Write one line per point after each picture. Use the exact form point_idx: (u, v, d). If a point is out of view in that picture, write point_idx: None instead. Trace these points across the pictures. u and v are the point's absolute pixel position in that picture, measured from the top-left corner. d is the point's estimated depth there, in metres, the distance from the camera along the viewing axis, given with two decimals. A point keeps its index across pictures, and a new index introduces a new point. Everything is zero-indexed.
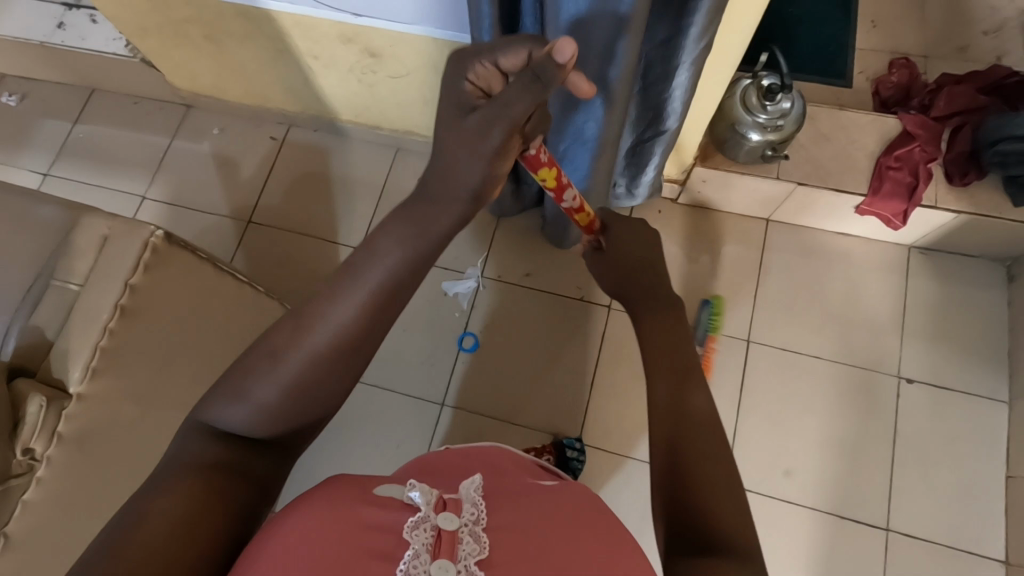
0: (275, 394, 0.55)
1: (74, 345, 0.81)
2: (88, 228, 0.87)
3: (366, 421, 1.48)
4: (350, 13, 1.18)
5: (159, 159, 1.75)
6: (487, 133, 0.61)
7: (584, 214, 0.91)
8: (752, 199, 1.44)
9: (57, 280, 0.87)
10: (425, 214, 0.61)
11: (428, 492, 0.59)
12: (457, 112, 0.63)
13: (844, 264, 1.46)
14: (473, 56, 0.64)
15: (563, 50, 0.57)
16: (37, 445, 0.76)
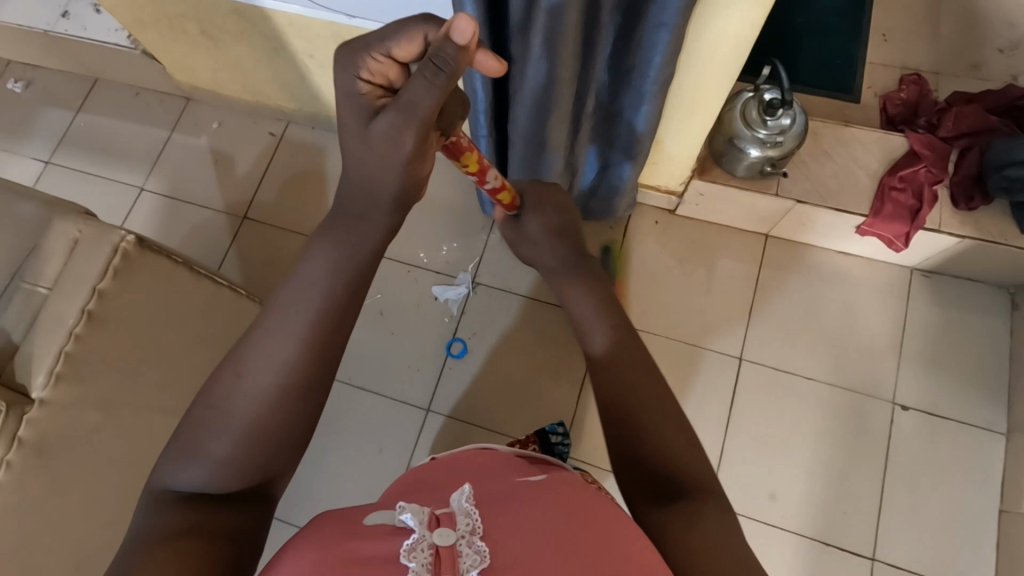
0: (227, 440, 0.57)
1: (40, 349, 0.79)
2: (59, 230, 0.85)
3: (352, 424, 1.47)
4: (344, 14, 1.16)
5: (158, 151, 1.75)
6: (399, 140, 0.64)
7: (506, 193, 0.91)
8: (751, 214, 1.41)
9: (26, 283, 0.86)
10: (356, 230, 0.66)
11: (419, 510, 0.56)
12: (361, 116, 0.65)
13: (842, 285, 1.43)
14: (363, 50, 0.64)
15: (460, 28, 0.59)
16: None
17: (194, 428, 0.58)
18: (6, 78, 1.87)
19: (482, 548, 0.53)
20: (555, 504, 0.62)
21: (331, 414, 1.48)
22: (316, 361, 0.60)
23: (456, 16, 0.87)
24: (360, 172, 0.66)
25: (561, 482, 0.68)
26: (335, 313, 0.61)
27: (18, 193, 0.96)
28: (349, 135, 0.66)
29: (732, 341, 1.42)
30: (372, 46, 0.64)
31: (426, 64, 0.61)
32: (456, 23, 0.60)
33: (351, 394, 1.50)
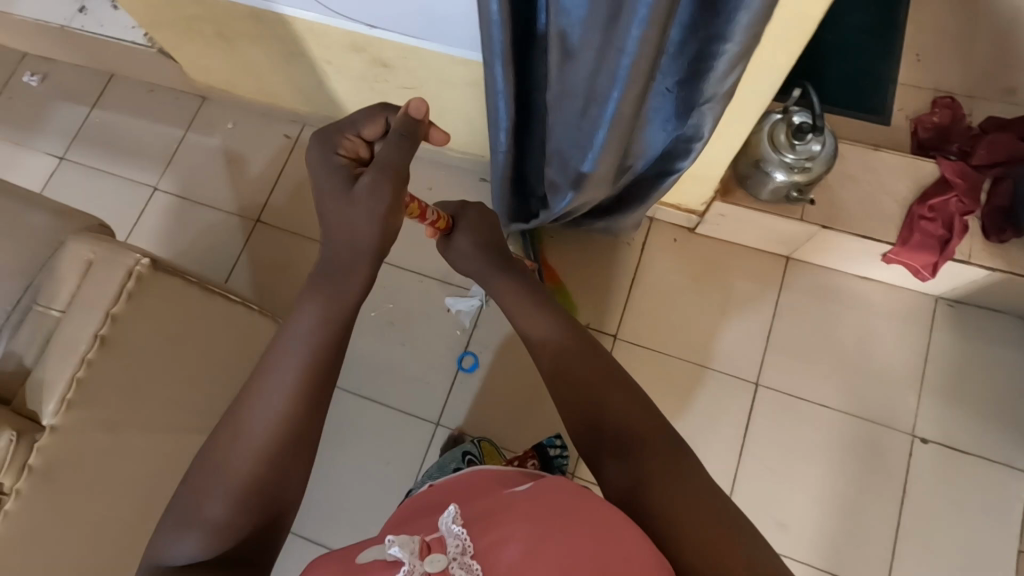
0: (222, 507, 0.62)
1: (51, 376, 0.82)
2: (73, 250, 0.86)
3: (359, 436, 1.46)
4: (365, 25, 1.14)
5: (172, 150, 1.72)
6: (381, 195, 0.73)
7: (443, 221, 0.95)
8: (772, 237, 1.38)
9: (38, 306, 0.86)
10: (338, 281, 0.72)
11: (407, 541, 0.57)
12: (340, 177, 0.75)
13: (864, 312, 1.39)
14: (337, 133, 0.78)
15: (416, 106, 0.77)
16: (5, 478, 0.76)
17: (192, 501, 0.62)
18: (22, 71, 1.86)
19: (474, 566, 0.56)
20: (536, 517, 0.61)
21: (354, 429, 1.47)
22: (306, 415, 0.66)
23: (483, 36, 0.83)
24: (341, 228, 0.73)
25: (546, 489, 0.66)
26: (315, 370, 0.67)
27: (32, 203, 0.94)
28: (332, 201, 0.74)
29: (749, 366, 1.38)
30: (344, 129, 0.79)
31: (393, 133, 0.76)
32: (412, 105, 0.78)
33: (358, 404, 1.48)
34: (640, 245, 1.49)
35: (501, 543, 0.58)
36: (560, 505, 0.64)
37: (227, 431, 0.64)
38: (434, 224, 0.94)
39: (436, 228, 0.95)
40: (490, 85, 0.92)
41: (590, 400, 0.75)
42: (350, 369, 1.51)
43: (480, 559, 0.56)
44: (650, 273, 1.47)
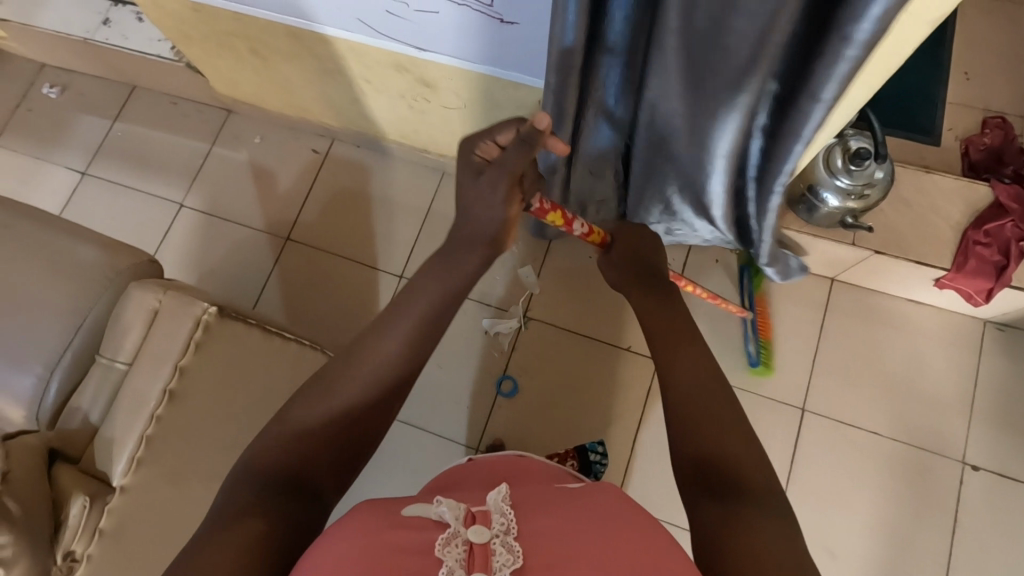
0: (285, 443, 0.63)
1: (120, 433, 0.83)
2: (137, 299, 0.87)
3: (394, 460, 1.43)
4: (414, 48, 1.10)
5: (198, 166, 1.69)
6: (496, 189, 0.80)
7: (596, 236, 0.99)
8: (820, 259, 1.35)
9: (102, 357, 0.87)
10: (456, 260, 0.81)
11: (455, 507, 0.58)
12: (472, 177, 0.83)
13: (909, 336, 1.37)
14: (480, 136, 0.82)
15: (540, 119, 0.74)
16: (77, 546, 0.77)
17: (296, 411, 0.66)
18: (41, 81, 1.82)
19: (515, 546, 0.54)
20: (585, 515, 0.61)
21: (386, 452, 1.43)
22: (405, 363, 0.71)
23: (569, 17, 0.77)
24: (475, 212, 0.82)
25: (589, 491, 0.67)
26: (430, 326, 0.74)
27: (79, 237, 0.92)
28: (467, 192, 0.83)
29: (796, 391, 1.36)
30: (491, 131, 0.82)
31: (517, 141, 0.78)
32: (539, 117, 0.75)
33: (395, 427, 1.46)
34: (681, 265, 1.46)
35: (547, 530, 0.57)
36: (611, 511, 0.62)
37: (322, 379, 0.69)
38: (588, 237, 0.99)
39: (590, 241, 1.00)
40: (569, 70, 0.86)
41: (707, 426, 0.67)
42: None
43: (524, 541, 0.55)
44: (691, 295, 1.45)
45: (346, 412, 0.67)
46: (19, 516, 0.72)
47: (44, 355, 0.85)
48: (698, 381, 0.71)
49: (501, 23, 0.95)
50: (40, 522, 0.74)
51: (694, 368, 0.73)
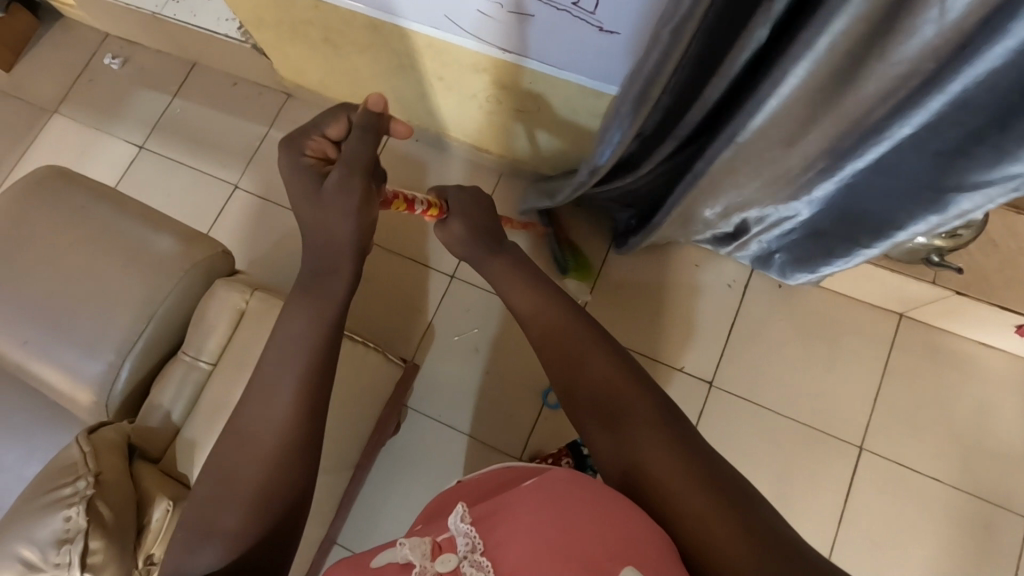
0: (237, 514, 0.64)
1: (201, 436, 0.81)
2: (222, 297, 0.86)
3: (433, 464, 1.40)
4: (499, 49, 1.07)
5: (254, 149, 1.67)
6: (350, 190, 0.73)
7: (433, 208, 0.95)
8: (892, 294, 1.30)
9: (186, 354, 0.85)
10: (322, 287, 0.75)
11: (418, 543, 0.55)
12: (312, 181, 0.75)
13: (981, 381, 1.31)
14: (302, 135, 0.77)
15: (375, 101, 0.73)
16: (157, 549, 0.73)
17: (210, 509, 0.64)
18: (104, 51, 1.81)
19: (485, 563, 0.51)
20: (560, 494, 0.56)
21: (427, 455, 1.41)
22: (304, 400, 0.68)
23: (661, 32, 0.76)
24: (318, 233, 0.76)
25: (557, 479, 0.58)
26: (318, 358, 0.70)
27: (157, 225, 0.91)
28: (301, 205, 0.76)
29: (854, 429, 1.31)
30: (310, 129, 0.77)
31: (359, 131, 0.74)
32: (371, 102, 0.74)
33: (437, 431, 1.42)
34: (742, 287, 1.42)
35: (519, 532, 0.52)
36: (585, 489, 0.57)
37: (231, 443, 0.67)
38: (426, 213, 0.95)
39: (431, 215, 0.95)
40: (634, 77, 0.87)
41: (619, 422, 0.68)
42: (430, 393, 1.45)
43: (490, 557, 0.51)
44: (750, 320, 1.40)
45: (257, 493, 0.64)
46: (109, 523, 0.69)
47: (120, 344, 0.85)
48: (611, 367, 0.73)
49: (599, 31, 0.91)
50: (125, 527, 0.71)
51: (596, 357, 0.74)
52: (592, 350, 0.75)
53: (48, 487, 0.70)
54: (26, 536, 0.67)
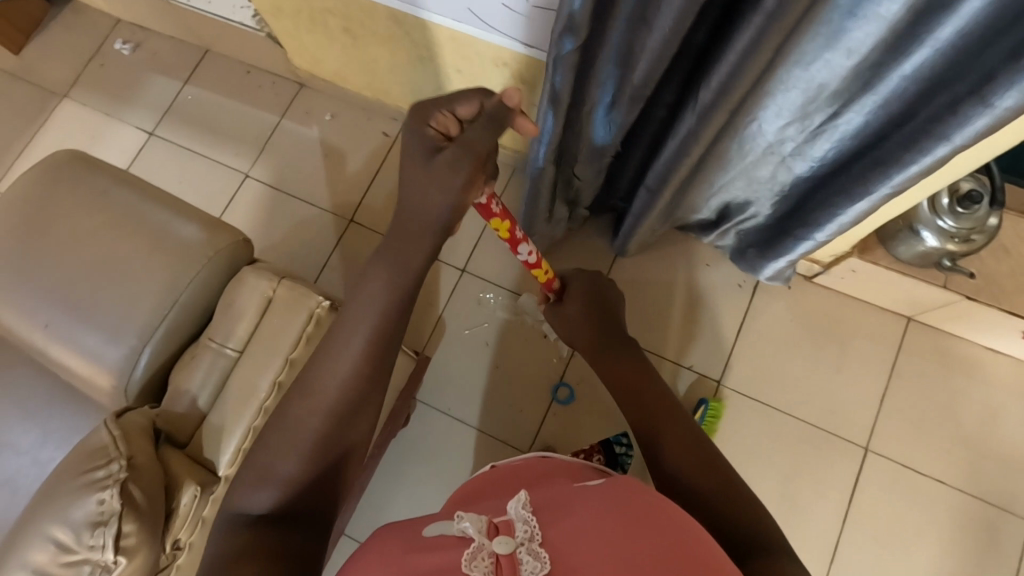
0: (294, 461, 0.60)
1: (229, 422, 0.80)
2: (251, 286, 0.85)
3: (443, 457, 1.40)
4: (522, 43, 1.07)
5: (266, 137, 1.67)
6: (457, 173, 0.66)
7: (541, 270, 0.99)
8: (902, 297, 1.31)
9: (213, 341, 0.84)
10: (402, 249, 0.67)
11: (476, 520, 0.55)
12: (422, 156, 0.66)
13: (987, 386, 1.32)
14: (431, 103, 0.67)
15: (511, 95, 0.64)
16: (183, 533, 0.74)
17: (264, 454, 0.61)
18: (115, 37, 1.80)
19: (543, 555, 0.51)
20: (613, 500, 0.58)
21: (436, 446, 1.41)
22: (373, 362, 0.64)
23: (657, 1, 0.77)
24: (415, 203, 0.67)
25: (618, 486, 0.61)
26: (388, 326, 0.66)
27: (178, 211, 0.91)
28: (407, 177, 0.67)
29: (861, 429, 1.33)
30: (440, 100, 0.67)
31: (484, 120, 0.66)
32: (507, 92, 0.65)
33: (446, 424, 1.43)
34: (752, 287, 1.43)
35: (578, 529, 0.53)
36: (635, 494, 0.59)
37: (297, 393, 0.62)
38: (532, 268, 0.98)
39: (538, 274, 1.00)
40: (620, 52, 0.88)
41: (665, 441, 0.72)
42: (440, 385, 1.45)
43: (551, 549, 0.52)
44: (759, 320, 1.41)
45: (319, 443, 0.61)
46: (142, 506, 0.69)
47: (143, 328, 0.85)
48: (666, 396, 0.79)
49: None
50: (156, 510, 0.72)
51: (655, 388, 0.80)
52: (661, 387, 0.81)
53: (80, 470, 0.70)
54: (60, 517, 0.68)
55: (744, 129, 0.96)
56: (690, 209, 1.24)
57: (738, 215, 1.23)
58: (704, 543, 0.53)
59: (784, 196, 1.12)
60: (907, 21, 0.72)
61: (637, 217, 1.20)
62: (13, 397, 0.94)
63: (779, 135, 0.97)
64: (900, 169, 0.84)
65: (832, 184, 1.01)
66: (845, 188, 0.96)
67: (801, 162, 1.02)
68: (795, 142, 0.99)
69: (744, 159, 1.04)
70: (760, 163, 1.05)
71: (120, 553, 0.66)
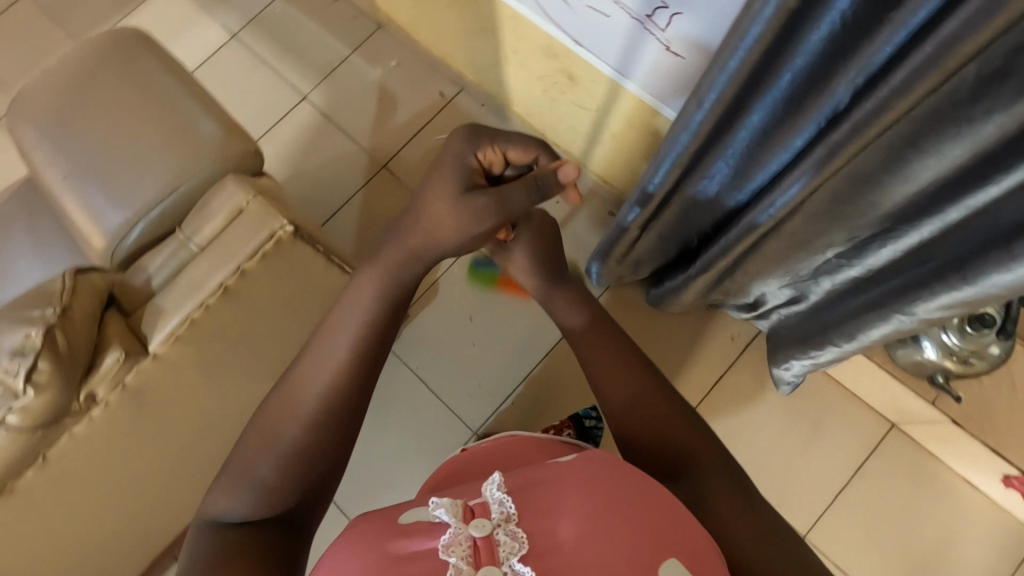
0: (273, 464, 0.61)
1: (169, 305, 0.81)
2: (228, 192, 0.85)
3: (393, 408, 1.42)
4: (572, 39, 1.08)
5: (333, 66, 1.72)
6: (483, 218, 0.68)
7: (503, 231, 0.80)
8: (888, 400, 1.26)
9: (181, 232, 0.85)
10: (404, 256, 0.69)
11: (450, 505, 0.55)
12: (459, 185, 0.69)
13: (952, 516, 1.25)
14: (488, 137, 0.71)
15: (568, 172, 0.69)
16: (100, 390, 0.76)
17: (246, 452, 0.62)
18: None
19: (520, 534, 0.52)
20: (592, 479, 0.58)
21: (389, 396, 1.42)
22: (362, 363, 0.65)
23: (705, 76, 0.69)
24: (430, 227, 0.69)
25: (595, 466, 0.60)
26: (379, 325, 0.67)
27: (205, 107, 0.97)
28: (436, 197, 0.69)
29: (806, 517, 1.29)
30: (496, 138, 0.71)
31: (532, 181, 0.69)
32: (565, 166, 0.69)
33: (408, 380, 1.44)
34: (744, 343, 1.40)
35: (556, 512, 0.54)
36: (617, 471, 0.59)
37: (276, 402, 0.63)
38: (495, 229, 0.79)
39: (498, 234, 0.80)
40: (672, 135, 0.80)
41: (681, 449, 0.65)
42: (415, 343, 1.47)
43: (528, 527, 0.53)
44: (740, 377, 1.38)
45: (300, 446, 0.62)
46: (61, 351, 0.71)
47: (141, 204, 0.92)
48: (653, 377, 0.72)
49: (665, 50, 0.90)
50: (75, 359, 0.74)
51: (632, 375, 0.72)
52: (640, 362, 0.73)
53: (21, 306, 0.74)
54: None
55: (787, 230, 0.88)
56: (727, 289, 1.16)
57: (776, 300, 1.14)
58: (679, 523, 0.55)
59: (822, 300, 1.03)
60: (968, 161, 0.63)
61: (688, 279, 1.14)
62: (30, 235, 1.05)
63: (821, 241, 0.89)
64: (930, 296, 0.76)
65: (861, 300, 0.91)
66: (876, 302, 0.87)
67: (845, 271, 0.93)
68: (842, 249, 0.89)
69: (783, 256, 0.96)
70: (798, 264, 0.97)
71: (28, 385, 0.69)
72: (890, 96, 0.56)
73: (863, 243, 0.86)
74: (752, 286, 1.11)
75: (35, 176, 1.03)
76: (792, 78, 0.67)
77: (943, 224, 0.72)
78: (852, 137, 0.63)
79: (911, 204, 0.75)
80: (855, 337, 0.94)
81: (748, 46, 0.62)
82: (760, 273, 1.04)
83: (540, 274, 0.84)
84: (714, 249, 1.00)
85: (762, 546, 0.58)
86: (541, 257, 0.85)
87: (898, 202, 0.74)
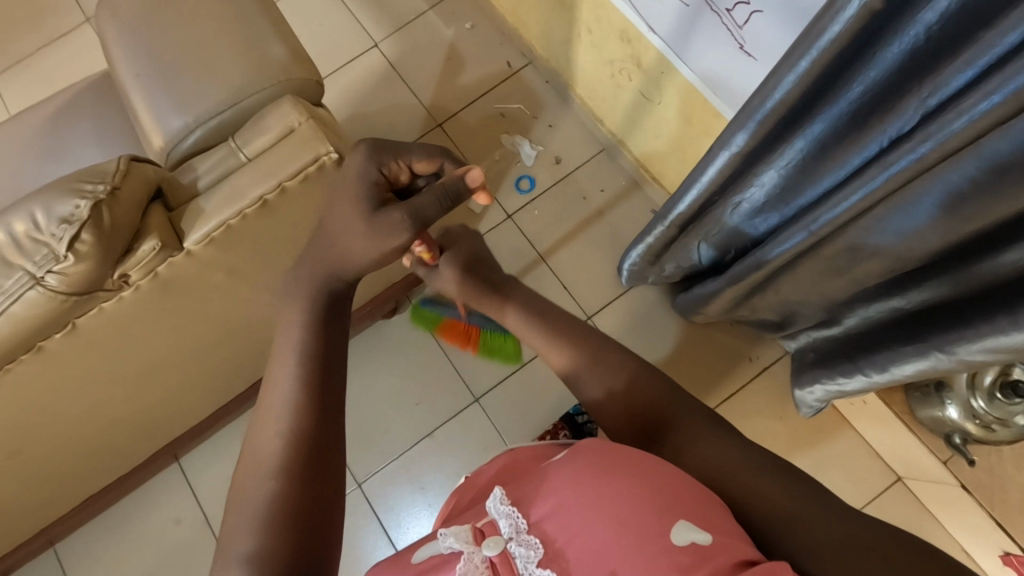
0: (257, 532, 0.55)
1: (211, 208, 0.81)
2: (283, 112, 0.85)
3: (402, 360, 1.45)
4: (647, 25, 1.06)
5: (408, 19, 1.74)
6: (398, 232, 0.66)
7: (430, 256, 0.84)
8: (898, 451, 1.23)
9: (232, 141, 0.85)
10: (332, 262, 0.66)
11: (460, 531, 0.57)
12: (369, 203, 0.68)
13: None
14: (388, 151, 0.71)
15: (473, 177, 0.68)
16: (134, 274, 0.77)
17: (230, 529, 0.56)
18: None
19: (534, 541, 0.54)
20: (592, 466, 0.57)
21: (401, 349, 1.46)
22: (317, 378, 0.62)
23: (771, 81, 0.67)
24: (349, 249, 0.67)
25: (591, 450, 0.58)
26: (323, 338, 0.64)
27: (278, 33, 0.99)
28: (348, 214, 0.68)
29: None
30: (400, 151, 0.71)
31: (440, 190, 0.68)
32: (470, 172, 0.69)
33: (421, 337, 1.46)
34: (763, 366, 1.37)
35: (566, 511, 0.54)
36: (606, 448, 0.58)
37: (243, 473, 0.59)
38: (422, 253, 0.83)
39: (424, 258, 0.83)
40: (728, 136, 0.79)
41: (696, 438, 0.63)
42: None
43: (540, 532, 0.54)
44: (751, 400, 1.36)
45: (278, 500, 0.56)
46: (106, 227, 0.71)
47: (202, 114, 0.96)
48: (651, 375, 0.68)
49: (738, 50, 0.85)
50: (116, 241, 0.73)
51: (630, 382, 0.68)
52: (633, 362, 0.69)
53: (75, 178, 0.72)
54: (43, 203, 0.70)
55: (830, 252, 0.85)
56: (757, 305, 1.13)
57: (807, 322, 1.10)
58: (668, 473, 0.56)
59: (855, 329, 0.99)
60: None
61: (718, 290, 1.12)
62: (101, 134, 1.13)
63: (863, 270, 0.85)
64: (976, 336, 0.73)
65: (898, 335, 0.88)
66: (916, 336, 0.84)
67: (886, 301, 0.89)
68: (886, 279, 0.86)
69: (822, 278, 0.92)
70: (835, 289, 0.94)
71: (71, 252, 0.69)
72: (960, 121, 0.54)
73: (908, 274, 0.82)
74: (784, 305, 1.08)
75: (113, 74, 1.08)
76: (862, 91, 0.65)
77: (1001, 266, 0.68)
78: (913, 159, 0.61)
79: (966, 243, 0.71)
80: (886, 369, 0.91)
81: (821, 46, 0.60)
82: (794, 292, 1.01)
83: (557, 352, 0.72)
84: (747, 259, 0.98)
85: (767, 481, 0.58)
86: (549, 327, 0.74)
87: (952, 241, 0.71)
